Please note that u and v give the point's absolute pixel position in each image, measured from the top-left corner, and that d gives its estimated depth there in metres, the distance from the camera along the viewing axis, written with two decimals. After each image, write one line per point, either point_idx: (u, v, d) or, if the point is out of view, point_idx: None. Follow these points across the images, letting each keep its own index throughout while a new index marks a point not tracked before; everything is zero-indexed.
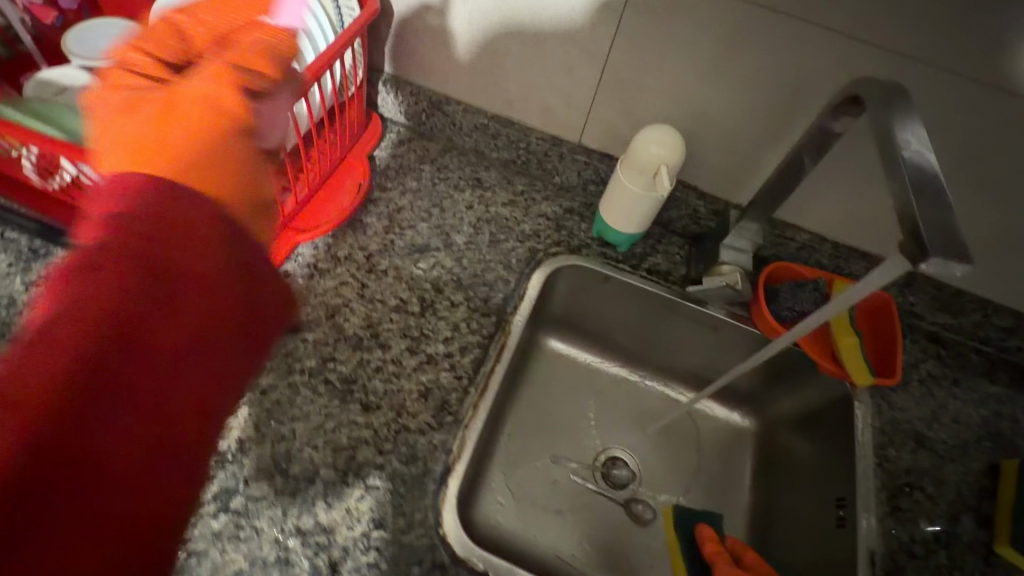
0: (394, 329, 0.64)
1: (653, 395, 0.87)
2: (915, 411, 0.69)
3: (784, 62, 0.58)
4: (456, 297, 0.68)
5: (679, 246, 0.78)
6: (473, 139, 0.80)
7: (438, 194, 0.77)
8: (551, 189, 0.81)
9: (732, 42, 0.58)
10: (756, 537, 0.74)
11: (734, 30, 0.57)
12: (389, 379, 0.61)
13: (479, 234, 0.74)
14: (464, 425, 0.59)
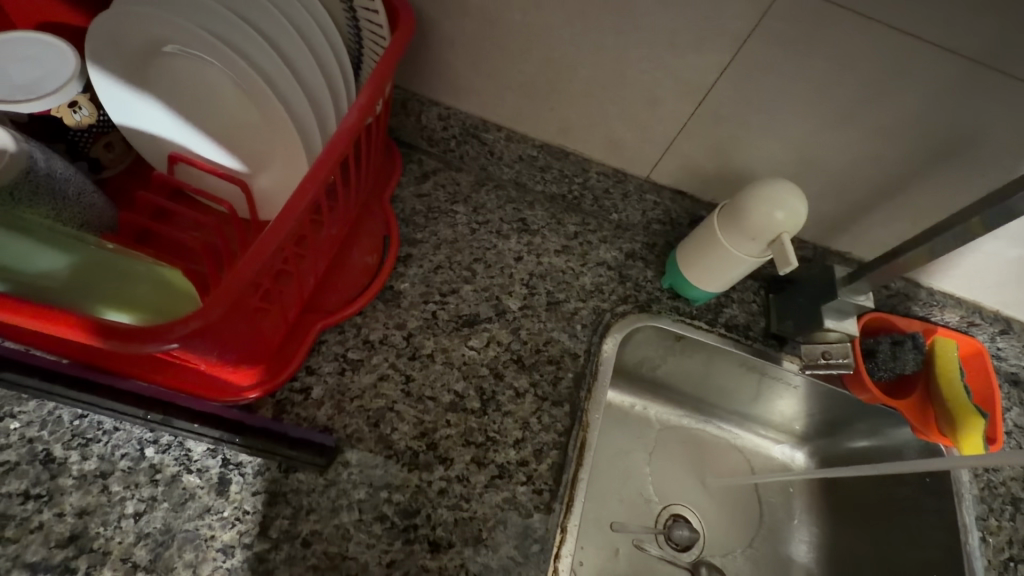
0: (454, 436, 0.53)
1: (709, 440, 0.80)
2: (1007, 469, 0.65)
3: (945, 111, 0.48)
4: (520, 383, 0.57)
5: (754, 292, 0.69)
6: (514, 171, 0.66)
7: (480, 245, 0.64)
8: (608, 227, 0.69)
9: (885, 83, 0.47)
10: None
11: (895, 70, 0.46)
12: (458, 505, 0.50)
13: (534, 295, 0.62)
14: (553, 554, 0.50)
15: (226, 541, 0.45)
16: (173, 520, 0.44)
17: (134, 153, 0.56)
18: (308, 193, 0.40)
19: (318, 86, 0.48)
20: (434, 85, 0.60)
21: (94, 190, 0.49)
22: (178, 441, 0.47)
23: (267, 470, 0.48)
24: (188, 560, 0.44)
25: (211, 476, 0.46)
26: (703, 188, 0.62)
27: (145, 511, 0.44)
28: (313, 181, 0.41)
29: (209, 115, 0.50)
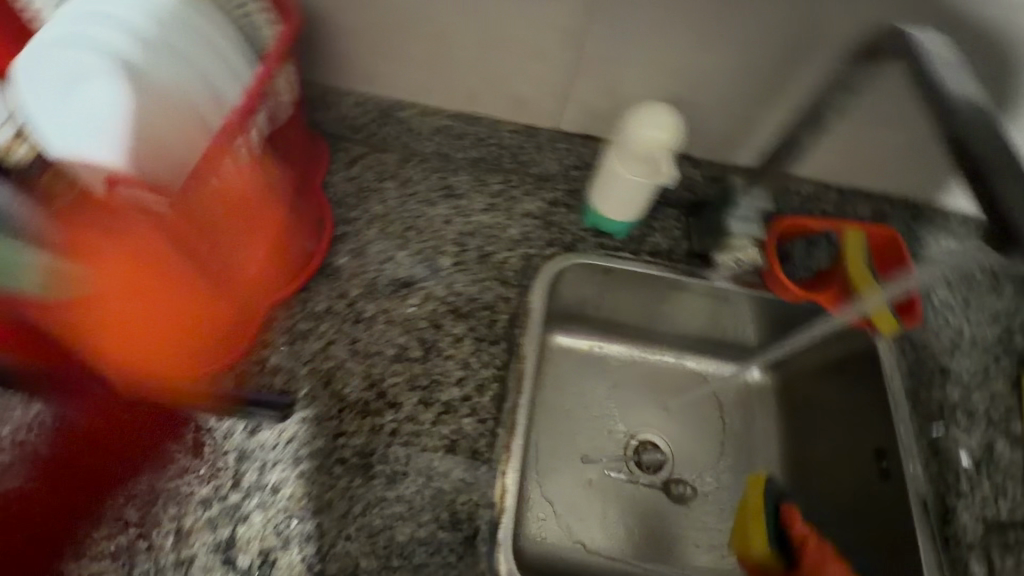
0: (401, 382, 0.58)
1: (665, 368, 0.82)
2: (936, 344, 0.68)
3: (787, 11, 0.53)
4: (459, 330, 0.62)
5: (675, 219, 0.73)
6: (435, 143, 0.71)
7: (411, 214, 0.69)
8: (530, 181, 0.73)
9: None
10: (800, 495, 0.72)
11: None
12: (410, 441, 0.55)
13: (465, 251, 0.67)
14: (501, 470, 0.55)
15: (205, 495, 0.51)
16: (157, 482, 0.51)
17: None
18: (197, 172, 0.46)
19: (224, 86, 0.54)
20: (348, 75, 0.66)
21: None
22: (153, 418, 0.54)
23: (233, 433, 0.54)
24: (173, 514, 0.50)
25: (186, 443, 0.53)
26: (607, 129, 0.67)
27: (131, 479, 0.51)
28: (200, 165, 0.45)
29: None
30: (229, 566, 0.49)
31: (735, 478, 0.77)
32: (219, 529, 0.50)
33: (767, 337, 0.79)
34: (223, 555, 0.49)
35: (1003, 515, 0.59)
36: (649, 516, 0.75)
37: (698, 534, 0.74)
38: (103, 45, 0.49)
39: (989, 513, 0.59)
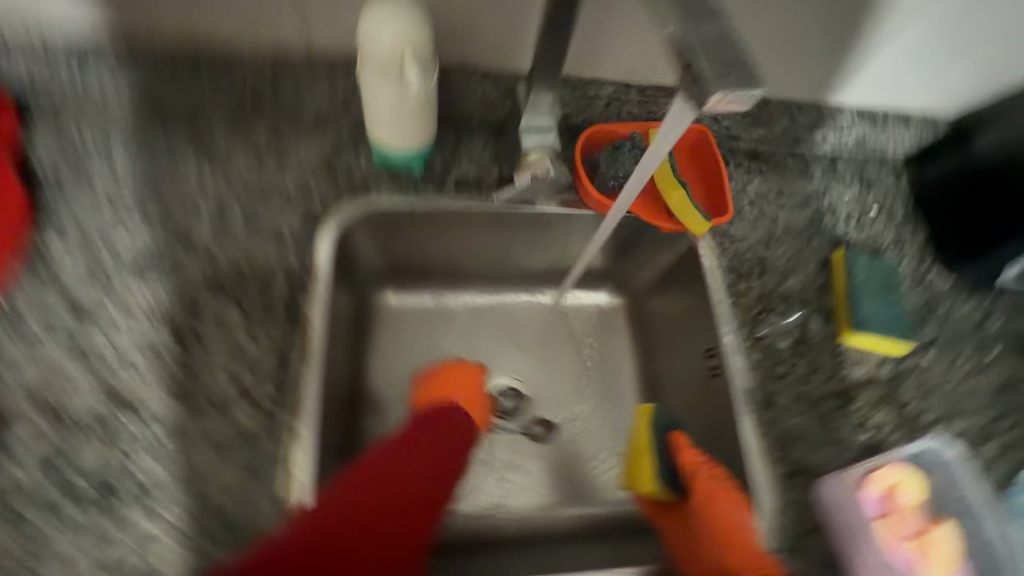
0: (153, 386, 0.49)
1: (519, 308, 0.76)
2: (752, 235, 0.68)
3: None
4: (224, 312, 0.52)
5: (482, 144, 0.64)
6: (172, 90, 0.58)
7: (154, 183, 0.56)
8: (307, 120, 0.62)
9: None
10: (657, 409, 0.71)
11: None
12: (167, 453, 0.47)
13: (226, 217, 0.56)
14: (284, 462, 0.48)
15: None
16: None
17: None
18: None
19: None
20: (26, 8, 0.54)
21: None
22: None
23: None
24: None
25: None
26: None
27: None
28: None
29: None
30: None
31: (597, 416, 0.72)
32: None
33: (609, 260, 0.74)
34: None
35: (818, 389, 0.61)
36: (517, 475, 0.68)
37: (571, 483, 0.68)
38: None
39: (806, 390, 0.61)
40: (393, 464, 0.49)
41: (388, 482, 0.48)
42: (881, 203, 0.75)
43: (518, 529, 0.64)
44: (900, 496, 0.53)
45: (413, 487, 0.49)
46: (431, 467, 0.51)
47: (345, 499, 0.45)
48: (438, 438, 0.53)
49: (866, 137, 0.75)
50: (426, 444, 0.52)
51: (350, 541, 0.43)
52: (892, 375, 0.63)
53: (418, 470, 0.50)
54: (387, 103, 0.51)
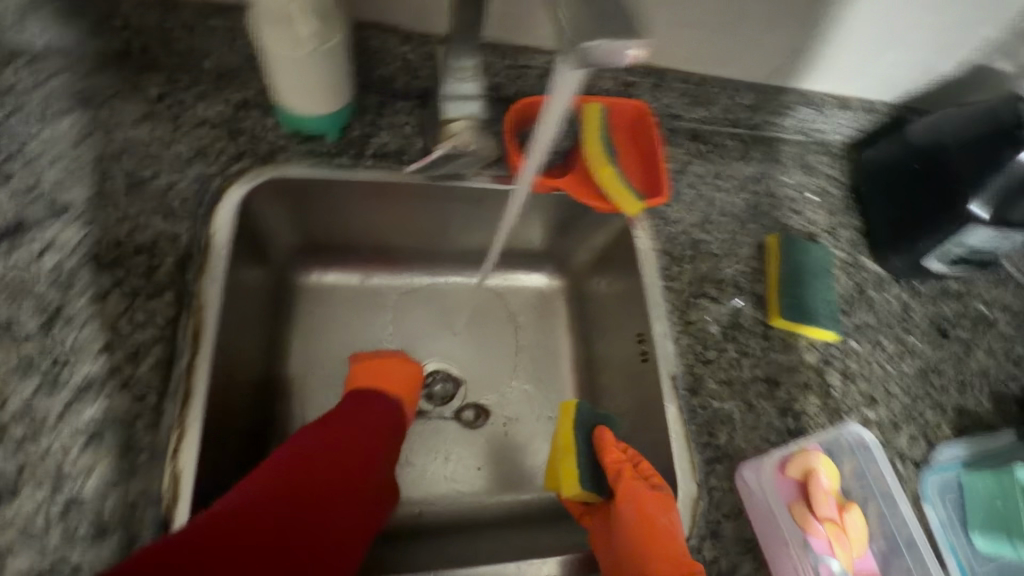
0: (1, 372, 0.41)
1: (451, 290, 0.72)
2: (688, 218, 0.66)
3: None
4: (98, 286, 0.46)
5: (407, 112, 0.60)
6: (37, 32, 0.50)
7: (13, 139, 0.49)
8: (206, 78, 0.55)
9: None
10: (591, 395, 0.69)
11: None
12: (22, 446, 0.40)
13: (105, 180, 0.49)
14: (171, 453, 0.44)
15: None
16: None
17: None
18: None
19: None
20: None
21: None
22: None
23: None
24: None
25: None
26: None
27: None
28: None
29: None
30: None
31: (530, 402, 0.69)
32: None
33: (546, 241, 0.71)
34: None
35: (745, 374, 0.60)
36: (440, 463, 0.65)
37: (500, 470, 0.65)
38: None
39: (733, 375, 0.60)
40: (314, 456, 0.44)
41: (307, 473, 0.43)
42: (817, 188, 0.75)
43: (441, 522, 0.61)
44: (822, 480, 0.54)
45: (338, 473, 0.44)
46: (358, 454, 0.47)
47: (256, 499, 0.39)
48: (365, 427, 0.50)
49: (806, 121, 0.74)
50: (350, 434, 0.48)
51: (265, 542, 0.37)
52: (819, 360, 0.63)
53: (343, 459, 0.46)
54: (279, 58, 0.45)
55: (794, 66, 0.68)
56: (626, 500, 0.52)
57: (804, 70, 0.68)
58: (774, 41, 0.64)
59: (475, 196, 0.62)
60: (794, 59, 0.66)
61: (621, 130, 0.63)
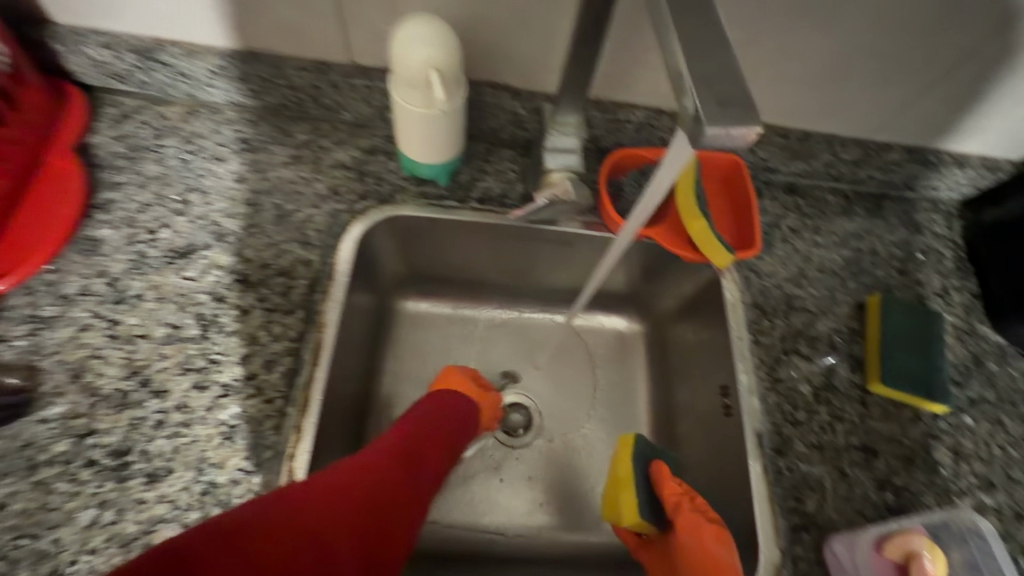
0: (170, 367, 0.50)
1: (535, 325, 0.75)
2: (782, 272, 0.65)
3: None
4: (245, 301, 0.54)
5: (509, 161, 0.66)
6: (220, 90, 0.61)
7: (194, 176, 0.59)
8: (343, 128, 0.64)
9: None
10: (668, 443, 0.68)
11: None
12: (177, 433, 0.48)
13: (260, 211, 0.59)
14: (288, 455, 0.48)
15: None
16: None
17: None
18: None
19: None
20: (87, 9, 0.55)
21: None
22: None
23: None
24: None
25: None
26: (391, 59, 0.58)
27: None
28: None
29: None
30: None
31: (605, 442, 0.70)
32: None
33: (632, 284, 0.73)
34: None
35: (838, 440, 0.57)
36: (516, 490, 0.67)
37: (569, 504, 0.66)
38: None
39: (826, 439, 0.57)
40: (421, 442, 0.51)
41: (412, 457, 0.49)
42: (929, 248, 0.70)
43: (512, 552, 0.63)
44: (927, 566, 0.46)
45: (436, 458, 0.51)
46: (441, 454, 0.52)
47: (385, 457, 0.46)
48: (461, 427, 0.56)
49: (917, 178, 0.71)
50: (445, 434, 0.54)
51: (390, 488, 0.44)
52: (926, 433, 0.59)
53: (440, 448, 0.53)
54: (409, 113, 0.51)
55: (906, 123, 0.65)
56: (688, 542, 0.52)
57: (917, 128, 0.65)
58: (883, 98, 0.62)
59: (566, 239, 0.66)
60: (904, 115, 0.64)
61: (712, 184, 0.66)
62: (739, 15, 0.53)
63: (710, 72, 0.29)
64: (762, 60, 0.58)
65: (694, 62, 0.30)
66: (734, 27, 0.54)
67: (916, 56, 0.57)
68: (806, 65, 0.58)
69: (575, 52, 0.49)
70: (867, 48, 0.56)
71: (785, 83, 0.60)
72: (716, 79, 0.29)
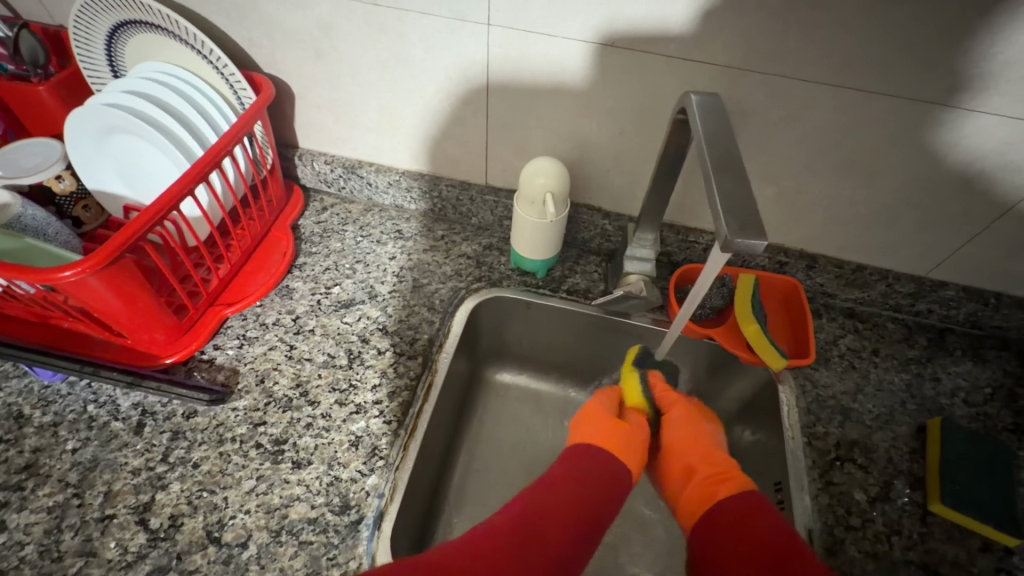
0: (323, 384, 0.67)
1: None
2: (839, 385, 0.71)
3: (635, 90, 0.64)
4: (383, 344, 0.71)
5: (596, 264, 0.82)
6: (391, 195, 0.85)
7: (361, 251, 0.81)
8: (470, 229, 0.85)
9: (585, 85, 0.65)
10: None
11: (583, 72, 0.64)
12: (319, 434, 0.63)
13: (402, 282, 0.78)
14: (395, 466, 0.61)
15: (136, 465, 0.59)
16: (100, 452, 0.60)
17: (106, 214, 0.73)
18: (153, 216, 0.56)
19: (208, 134, 0.70)
20: (322, 139, 0.82)
21: (74, 237, 0.65)
22: (112, 399, 0.64)
23: (173, 416, 0.63)
24: (106, 479, 0.58)
25: (131, 421, 0.62)
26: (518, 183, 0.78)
27: (80, 446, 0.60)
28: (189, 177, 0.60)
29: (146, 164, 0.69)
30: (141, 526, 0.55)
31: (660, 523, 0.72)
32: (141, 494, 0.57)
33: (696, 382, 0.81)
34: (138, 517, 0.56)
35: (895, 553, 0.58)
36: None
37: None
38: (146, 115, 0.65)
39: (880, 549, 0.58)
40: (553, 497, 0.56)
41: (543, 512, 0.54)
42: (996, 383, 0.73)
43: None
44: None
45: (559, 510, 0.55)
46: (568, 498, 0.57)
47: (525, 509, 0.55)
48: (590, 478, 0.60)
49: (979, 317, 0.76)
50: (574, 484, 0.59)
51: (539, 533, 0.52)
52: (997, 566, 0.58)
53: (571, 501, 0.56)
54: (525, 221, 0.70)
55: (958, 266, 0.72)
56: (682, 417, 0.70)
57: (970, 272, 0.72)
58: (930, 243, 0.71)
59: (638, 332, 0.77)
60: (955, 259, 0.72)
61: (772, 300, 0.77)
62: (784, 169, 0.68)
63: (739, 208, 0.42)
64: (809, 204, 0.71)
65: (725, 200, 0.43)
66: (786, 177, 0.69)
67: (954, 211, 0.66)
68: (849, 209, 0.70)
69: (655, 187, 0.65)
70: (903, 199, 0.67)
71: (832, 220, 0.72)
72: (742, 213, 0.41)
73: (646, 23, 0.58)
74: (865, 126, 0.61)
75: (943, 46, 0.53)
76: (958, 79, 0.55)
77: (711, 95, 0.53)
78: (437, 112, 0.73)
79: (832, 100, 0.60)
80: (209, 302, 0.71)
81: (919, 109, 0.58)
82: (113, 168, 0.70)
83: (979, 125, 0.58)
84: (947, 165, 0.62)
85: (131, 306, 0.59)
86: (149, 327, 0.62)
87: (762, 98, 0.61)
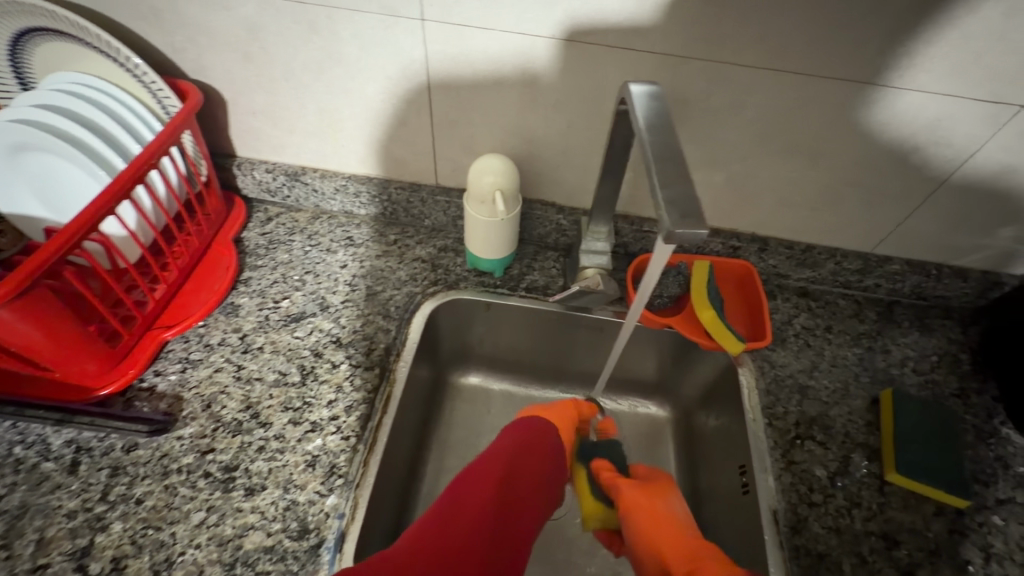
0: (275, 404, 0.64)
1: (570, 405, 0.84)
2: (795, 364, 0.72)
3: (578, 82, 0.63)
4: (337, 357, 0.68)
5: (553, 260, 0.81)
6: (339, 201, 0.82)
7: (310, 262, 0.78)
8: (424, 232, 0.83)
9: (528, 79, 0.64)
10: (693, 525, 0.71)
11: (525, 66, 0.62)
12: (273, 457, 0.60)
13: (355, 290, 0.75)
14: (356, 484, 0.58)
15: (72, 508, 0.55)
16: (30, 497, 0.55)
17: (25, 238, 0.67)
18: (67, 240, 0.51)
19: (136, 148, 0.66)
20: (260, 146, 0.78)
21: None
22: (41, 438, 0.59)
23: (112, 450, 0.59)
24: (37, 525, 0.54)
25: (65, 460, 0.58)
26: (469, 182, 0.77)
27: (7, 492, 0.56)
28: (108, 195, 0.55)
29: (67, 183, 0.64)
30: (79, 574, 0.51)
31: None
32: (78, 538, 0.53)
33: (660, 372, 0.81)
34: (76, 564, 0.52)
35: (857, 525, 0.60)
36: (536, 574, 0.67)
37: None
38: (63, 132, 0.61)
39: (843, 523, 0.60)
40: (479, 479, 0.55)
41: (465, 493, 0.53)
42: (941, 351, 0.75)
43: None
44: None
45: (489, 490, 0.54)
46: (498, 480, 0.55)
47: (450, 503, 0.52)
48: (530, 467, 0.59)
49: (924, 287, 0.78)
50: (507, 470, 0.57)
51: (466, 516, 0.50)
52: (950, 528, 0.60)
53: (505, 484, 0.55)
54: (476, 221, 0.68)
55: (901, 240, 0.74)
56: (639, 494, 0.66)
57: (912, 245, 0.75)
58: (873, 220, 0.73)
59: (599, 326, 0.77)
60: (897, 234, 0.74)
61: (727, 285, 0.77)
62: (730, 155, 0.68)
63: (680, 197, 0.41)
64: (757, 187, 0.72)
65: (666, 190, 0.42)
66: (732, 162, 0.69)
67: (893, 188, 0.68)
68: (795, 191, 0.71)
69: (604, 179, 0.65)
70: (845, 178, 0.68)
71: (780, 203, 0.73)
72: (683, 203, 0.41)
73: (584, 14, 0.57)
74: (804, 109, 0.62)
75: (871, 28, 0.54)
76: (886, 60, 0.56)
77: (651, 84, 0.52)
78: (379, 113, 0.70)
79: (771, 84, 0.60)
80: (146, 327, 0.66)
81: (853, 90, 0.59)
82: (28, 189, 0.64)
83: (910, 104, 0.59)
84: (883, 143, 0.64)
85: (53, 339, 0.54)
86: (77, 359, 0.58)
87: (703, 86, 0.62)
